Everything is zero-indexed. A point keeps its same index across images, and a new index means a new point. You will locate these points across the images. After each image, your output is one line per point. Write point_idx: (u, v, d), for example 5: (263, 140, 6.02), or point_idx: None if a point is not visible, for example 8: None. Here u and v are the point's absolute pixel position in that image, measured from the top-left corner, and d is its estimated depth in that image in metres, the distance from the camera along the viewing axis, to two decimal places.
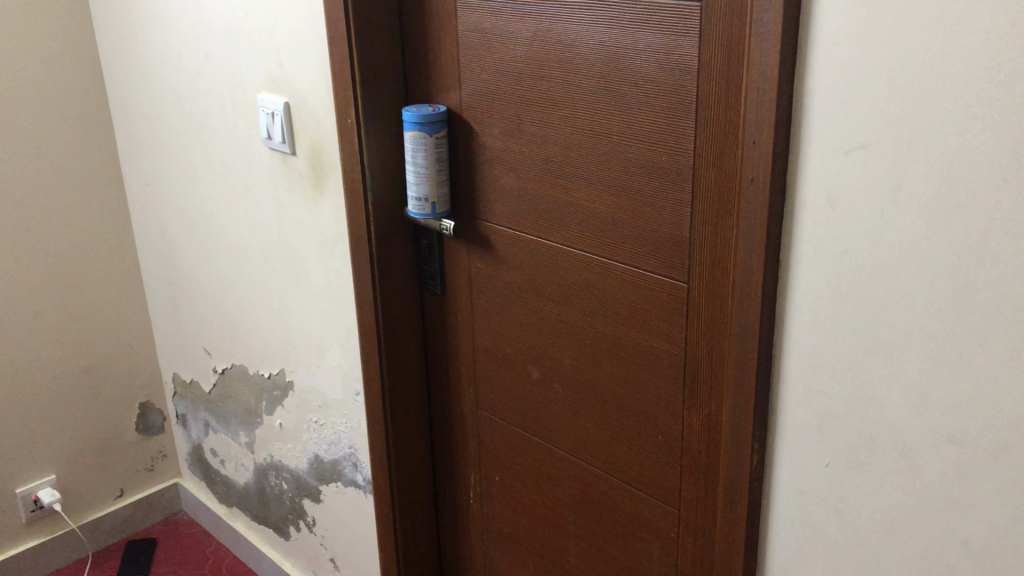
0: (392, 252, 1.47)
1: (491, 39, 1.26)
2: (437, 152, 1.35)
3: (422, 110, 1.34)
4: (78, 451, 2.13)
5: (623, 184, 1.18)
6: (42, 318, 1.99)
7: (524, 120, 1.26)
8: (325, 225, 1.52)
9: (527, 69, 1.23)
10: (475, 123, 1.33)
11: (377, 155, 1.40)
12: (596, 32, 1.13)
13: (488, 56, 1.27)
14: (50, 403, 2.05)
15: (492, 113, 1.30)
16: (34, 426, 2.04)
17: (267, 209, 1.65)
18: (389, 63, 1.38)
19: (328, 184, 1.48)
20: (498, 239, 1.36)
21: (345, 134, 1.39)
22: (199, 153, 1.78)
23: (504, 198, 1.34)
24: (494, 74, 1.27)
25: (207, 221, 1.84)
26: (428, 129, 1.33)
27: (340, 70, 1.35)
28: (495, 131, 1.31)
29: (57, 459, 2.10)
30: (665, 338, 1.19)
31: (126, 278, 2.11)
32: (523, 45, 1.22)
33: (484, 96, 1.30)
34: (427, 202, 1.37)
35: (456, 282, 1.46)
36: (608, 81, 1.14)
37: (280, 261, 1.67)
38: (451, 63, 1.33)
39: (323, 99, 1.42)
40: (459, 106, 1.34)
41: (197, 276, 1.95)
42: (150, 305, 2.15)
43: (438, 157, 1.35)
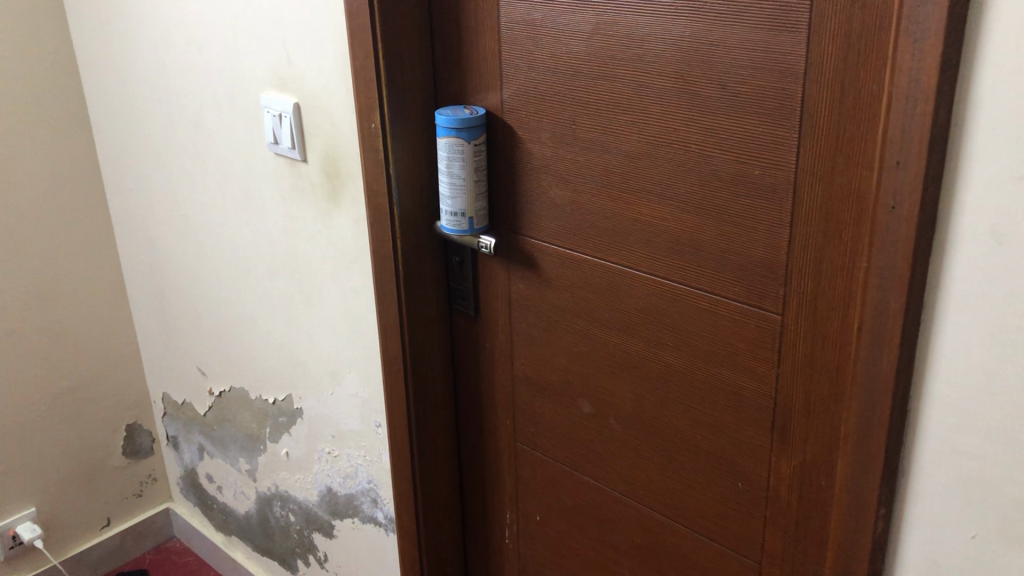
0: (420, 271, 1.30)
1: (540, 32, 1.09)
2: (476, 160, 1.19)
3: (458, 112, 1.18)
4: (60, 481, 1.95)
5: (703, 201, 1.01)
6: (18, 339, 1.80)
7: (580, 124, 1.10)
8: (342, 241, 1.36)
9: (585, 66, 1.07)
10: (519, 128, 1.17)
11: (405, 163, 1.23)
12: (673, 26, 0.97)
13: (537, 52, 1.11)
14: (29, 431, 1.87)
15: (542, 117, 1.14)
16: (12, 457, 1.85)
17: (273, 221, 1.48)
18: (418, 58, 1.21)
19: (346, 195, 1.31)
20: (545, 258, 1.21)
21: (369, 141, 1.22)
22: (192, 158, 1.60)
23: (554, 213, 1.18)
24: (545, 72, 1.11)
25: (203, 232, 1.66)
26: (466, 134, 1.16)
27: (362, 68, 1.18)
28: (544, 136, 1.15)
29: (38, 491, 1.92)
30: (749, 375, 1.04)
31: (109, 290, 1.93)
32: (581, 39, 1.06)
33: (531, 96, 1.14)
34: (465, 217, 1.21)
35: (493, 304, 1.31)
36: (687, 82, 0.98)
37: (287, 277, 1.50)
38: (490, 59, 1.16)
39: (340, 100, 1.26)
40: (499, 107, 1.18)
41: (189, 291, 1.77)
42: (136, 318, 1.97)
43: (477, 166, 1.19)
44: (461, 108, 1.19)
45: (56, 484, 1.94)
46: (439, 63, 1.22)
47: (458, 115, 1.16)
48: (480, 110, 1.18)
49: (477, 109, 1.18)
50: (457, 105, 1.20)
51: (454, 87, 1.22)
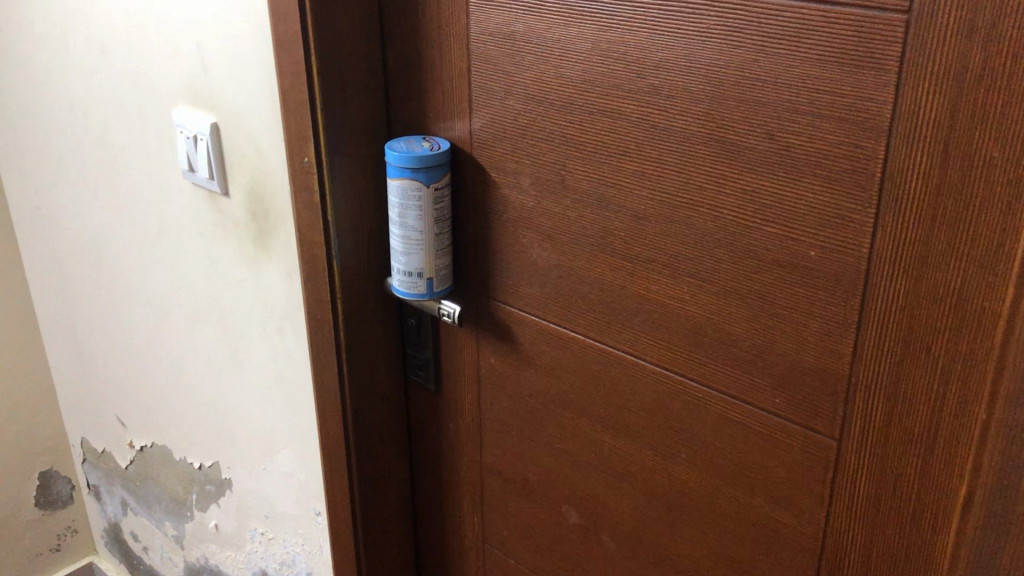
0: (367, 337, 1.04)
1: (522, 48, 0.83)
2: (439, 209, 0.93)
3: (415, 147, 0.92)
4: None
5: (734, 283, 0.76)
6: None
7: (571, 170, 0.84)
8: (271, 295, 1.10)
9: (580, 96, 0.81)
10: (493, 168, 0.91)
11: (347, 206, 0.97)
12: (701, 51, 0.71)
13: (518, 73, 0.85)
14: None
15: (523, 157, 0.88)
16: None
17: (192, 262, 1.21)
18: (365, 74, 0.94)
19: (276, 241, 1.05)
20: (523, 331, 0.95)
21: (302, 179, 0.96)
22: (100, 179, 1.33)
23: (535, 278, 0.92)
24: (527, 99, 0.85)
25: (116, 265, 1.40)
26: (426, 176, 0.90)
27: (291, 86, 0.92)
28: (524, 181, 0.89)
29: None
30: (789, 509, 0.79)
31: (17, 322, 1.65)
32: (577, 60, 0.79)
33: (509, 129, 0.88)
34: (424, 278, 0.95)
35: (457, 379, 1.05)
36: (718, 126, 0.72)
37: (210, 328, 1.24)
38: (456, 78, 0.90)
39: (266, 124, 0.99)
40: (469, 141, 0.92)
41: (103, 329, 1.51)
42: (50, 353, 1.70)
43: (440, 216, 0.93)
44: (419, 141, 0.93)
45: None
46: (391, 79, 0.96)
47: (415, 151, 0.90)
48: (444, 146, 0.92)
49: (438, 143, 0.93)
50: (413, 136, 0.94)
51: (410, 111, 0.96)
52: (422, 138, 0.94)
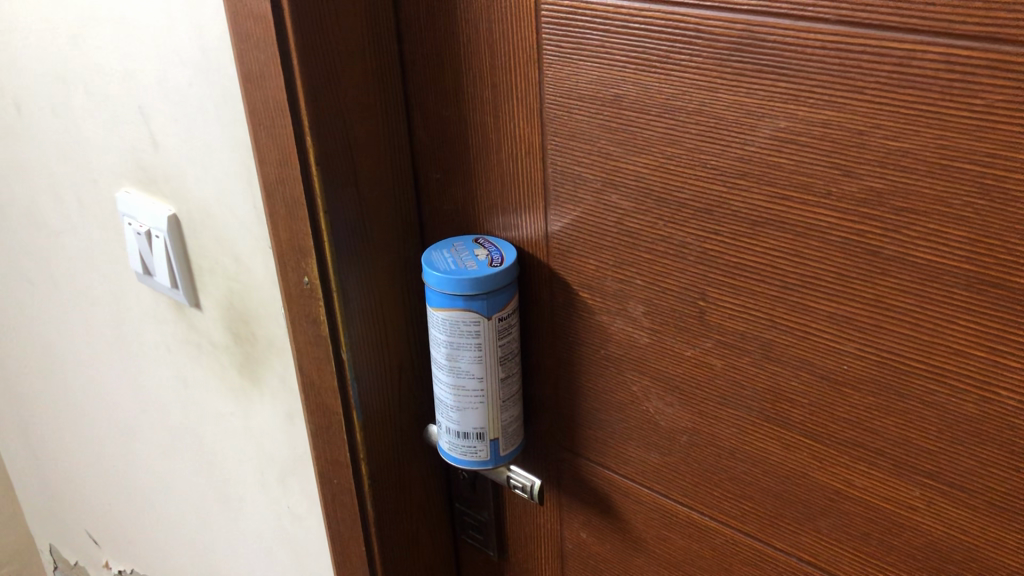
0: (404, 500, 0.76)
1: (632, 120, 0.54)
2: (505, 347, 0.63)
3: (466, 261, 0.62)
4: None
5: (1011, 497, 0.47)
6: None
7: (716, 300, 0.55)
8: (268, 439, 0.80)
9: (735, 196, 0.51)
10: (581, 288, 0.62)
11: (366, 336, 0.68)
12: (971, 140, 0.42)
13: (624, 154, 0.55)
14: None
15: (633, 276, 0.58)
16: None
17: (159, 382, 0.92)
18: (385, 152, 0.65)
19: (270, 375, 0.76)
20: (631, 507, 0.67)
21: (302, 305, 0.67)
22: (33, 264, 1.03)
23: (652, 442, 0.63)
24: (641, 193, 0.55)
25: (66, 365, 1.10)
26: (487, 305, 0.61)
27: (278, 178, 0.62)
28: (635, 308, 0.59)
29: None
30: None
31: None
32: (731, 142, 0.50)
33: (610, 233, 0.58)
34: (484, 443, 0.65)
35: (529, 548, 0.77)
36: (997, 261, 0.43)
37: (190, 461, 0.95)
38: (521, 157, 0.61)
39: (245, 224, 0.69)
40: (543, 246, 0.63)
41: (61, 434, 1.22)
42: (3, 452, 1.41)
43: (507, 356, 0.64)
44: (469, 251, 0.63)
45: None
46: (420, 153, 0.67)
47: (469, 270, 0.61)
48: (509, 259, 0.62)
49: (498, 253, 0.63)
50: (457, 241, 0.65)
51: (451, 197, 0.67)
52: (474, 245, 0.64)
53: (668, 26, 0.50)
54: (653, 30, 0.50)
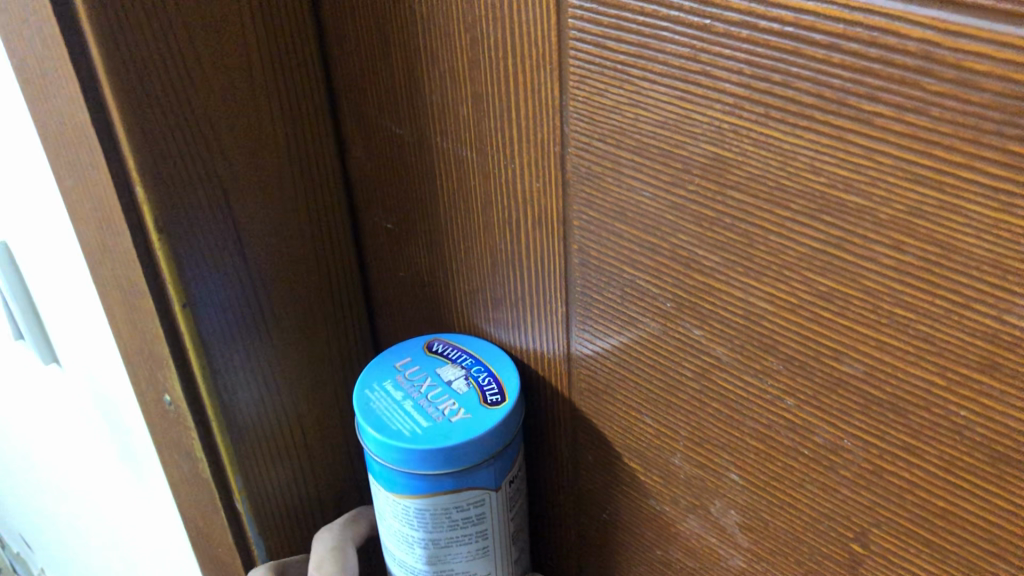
0: None
1: (746, 211, 0.26)
2: (516, 517, 0.38)
3: (441, 402, 0.35)
4: None
5: None
6: None
7: (886, 554, 0.29)
8: (169, 553, 0.56)
9: (962, 400, 0.24)
10: (624, 452, 0.36)
11: (272, 471, 0.42)
12: None
13: (723, 267, 0.28)
14: None
15: (723, 464, 0.32)
16: None
17: (35, 433, 0.67)
18: (294, 188, 0.38)
19: (156, 483, 0.51)
20: None
21: (167, 428, 0.41)
22: None
23: None
24: (752, 344, 0.28)
25: None
26: (494, 473, 0.35)
27: (101, 243, 0.36)
28: (722, 513, 0.33)
29: None
30: None
31: None
32: (969, 303, 0.23)
33: (683, 388, 0.32)
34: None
35: None
36: None
37: (90, 535, 0.71)
38: (524, 227, 0.33)
39: (81, 289, 0.43)
40: (561, 374, 0.36)
41: None
42: None
43: (518, 530, 0.38)
44: (432, 378, 0.36)
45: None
46: (360, 185, 0.40)
47: (458, 423, 0.34)
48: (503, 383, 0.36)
49: (485, 371, 0.36)
50: (398, 359, 0.38)
51: (410, 261, 0.40)
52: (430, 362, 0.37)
53: (848, 37, 0.22)
54: (812, 41, 0.22)
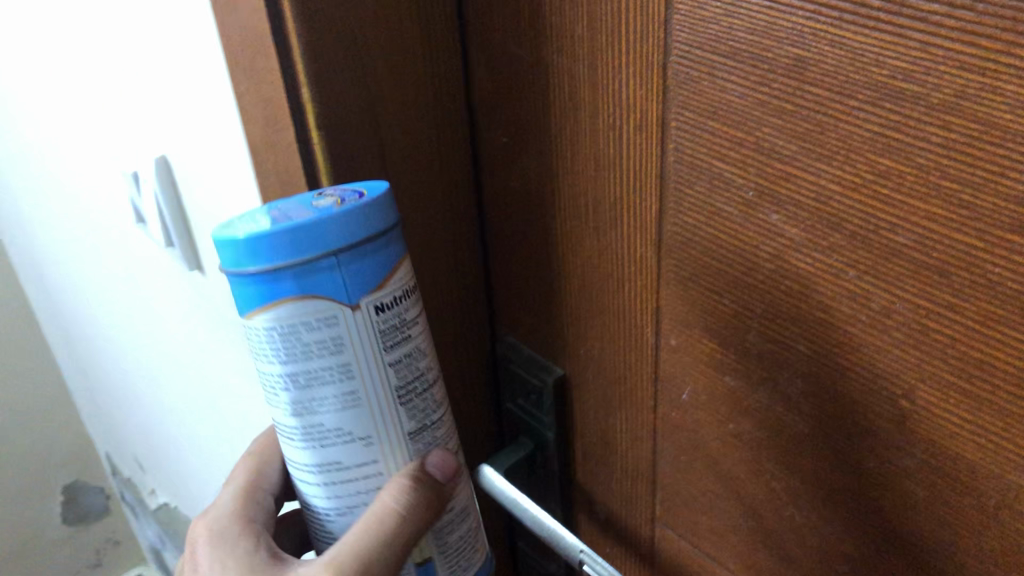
0: None
1: (820, 104, 0.32)
2: (400, 363, 0.38)
3: (299, 210, 0.36)
4: None
5: None
6: None
7: (929, 407, 0.34)
8: None
9: (997, 259, 0.29)
10: (703, 335, 0.41)
11: None
12: None
13: (800, 156, 0.33)
14: None
15: (791, 336, 0.37)
16: None
17: (173, 337, 0.76)
18: (427, 103, 0.44)
19: None
20: None
21: None
22: (43, 173, 0.87)
23: (794, 557, 0.43)
24: (821, 223, 0.34)
25: (90, 292, 0.96)
26: (344, 281, 0.35)
27: (267, 141, 0.43)
28: (788, 382, 0.38)
29: None
30: None
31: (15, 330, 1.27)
32: (1004, 173, 0.28)
33: (760, 270, 0.37)
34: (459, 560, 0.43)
35: None
36: None
37: (216, 431, 0.80)
38: (627, 132, 0.39)
39: (236, 193, 0.50)
40: (651, 267, 0.42)
41: (99, 359, 1.09)
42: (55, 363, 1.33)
43: (406, 379, 0.39)
44: (303, 201, 0.37)
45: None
46: (480, 103, 0.46)
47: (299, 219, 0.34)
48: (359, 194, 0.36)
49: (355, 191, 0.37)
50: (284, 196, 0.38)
51: (520, 170, 0.46)
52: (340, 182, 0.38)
53: None
54: None
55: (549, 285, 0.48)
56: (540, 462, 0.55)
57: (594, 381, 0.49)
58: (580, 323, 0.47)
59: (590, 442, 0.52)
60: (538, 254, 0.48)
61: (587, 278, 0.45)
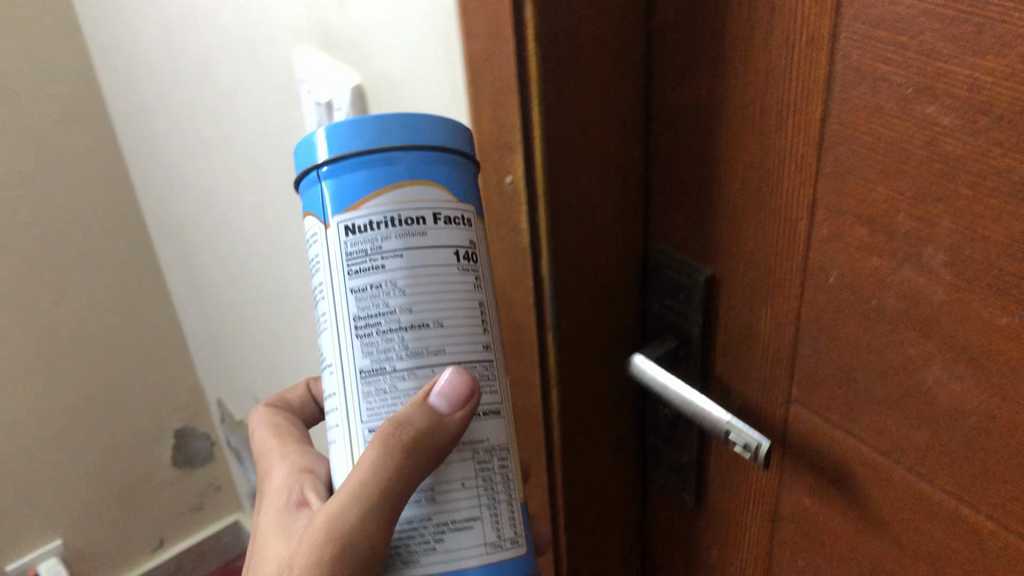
0: (596, 426, 0.67)
1: (980, 6, 0.39)
2: (362, 287, 0.47)
3: None
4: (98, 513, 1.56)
5: None
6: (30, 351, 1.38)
7: None
8: None
9: None
10: (854, 222, 0.49)
11: (574, 247, 0.57)
12: None
13: (958, 55, 0.41)
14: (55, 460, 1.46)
15: (936, 215, 0.45)
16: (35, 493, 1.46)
17: None
18: (617, 29, 0.53)
19: None
20: (880, 484, 0.55)
21: (499, 206, 0.57)
22: (205, 126, 0.99)
23: (925, 419, 0.50)
24: (973, 109, 0.41)
25: (236, 233, 1.07)
26: (326, 193, 0.48)
27: (486, 57, 0.51)
28: (932, 257, 0.46)
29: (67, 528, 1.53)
30: None
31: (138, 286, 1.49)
32: None
33: (913, 158, 0.44)
34: (407, 547, 0.48)
35: (735, 501, 0.66)
36: None
37: None
38: (800, 46, 0.47)
39: (439, 108, 0.59)
40: (811, 166, 0.50)
41: (232, 301, 1.21)
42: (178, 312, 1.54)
43: (366, 309, 0.47)
44: None
45: (85, 510, 1.54)
46: (660, 31, 0.54)
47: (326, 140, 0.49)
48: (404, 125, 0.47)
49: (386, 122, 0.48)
50: None
51: (692, 88, 0.54)
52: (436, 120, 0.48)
53: None
54: None
55: (708, 192, 0.56)
56: (685, 355, 0.63)
57: (743, 276, 0.57)
58: (734, 223, 0.55)
59: (733, 335, 0.60)
60: (701, 162, 0.56)
61: (746, 181, 0.53)
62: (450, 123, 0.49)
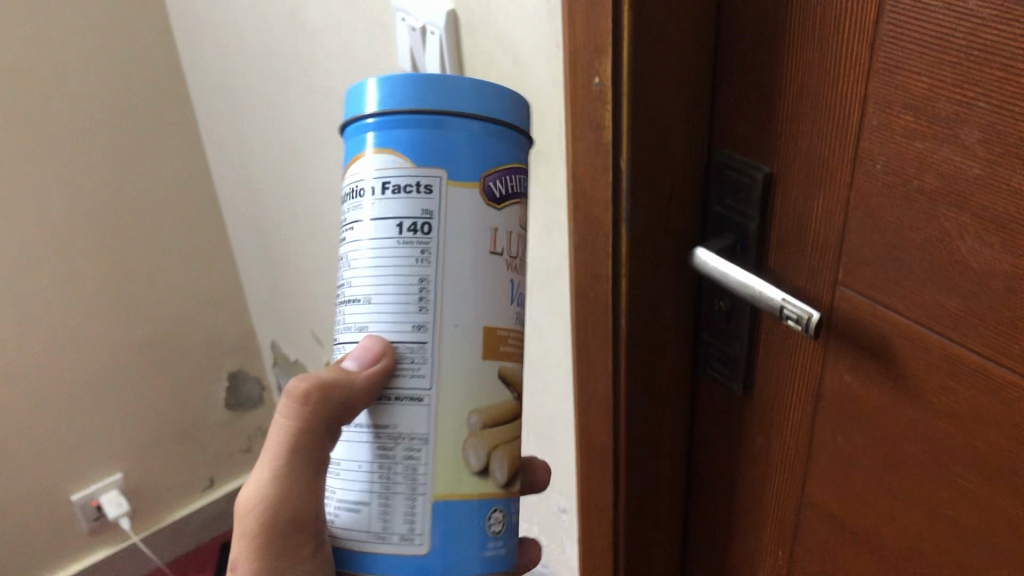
0: (657, 319, 0.75)
1: None
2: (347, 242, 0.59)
3: None
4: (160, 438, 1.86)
5: None
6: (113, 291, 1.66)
7: None
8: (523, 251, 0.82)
9: None
10: (901, 112, 0.57)
11: (650, 146, 0.65)
12: None
13: None
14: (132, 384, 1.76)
15: (973, 99, 0.52)
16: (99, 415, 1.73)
17: None
18: None
19: (539, 183, 0.76)
20: (916, 353, 0.62)
21: (585, 107, 0.65)
22: (284, 72, 1.09)
23: (958, 286, 0.58)
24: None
25: (309, 173, 1.17)
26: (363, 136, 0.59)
27: None
28: (968, 136, 0.53)
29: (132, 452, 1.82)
30: None
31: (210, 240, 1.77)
32: None
33: (955, 48, 0.52)
34: (331, 514, 0.59)
35: (781, 387, 0.74)
36: None
37: None
38: None
39: (533, 23, 0.67)
40: (864, 64, 0.57)
41: (297, 241, 1.31)
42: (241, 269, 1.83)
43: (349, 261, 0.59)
44: None
45: (151, 438, 1.84)
46: None
47: None
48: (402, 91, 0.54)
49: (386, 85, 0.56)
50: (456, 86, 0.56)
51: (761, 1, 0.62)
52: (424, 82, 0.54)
53: None
54: None
55: (771, 97, 0.64)
56: (742, 250, 0.71)
57: (800, 171, 0.65)
58: (793, 123, 0.63)
59: (787, 228, 0.67)
60: (766, 69, 0.64)
61: (805, 83, 0.61)
62: (456, 86, 0.54)
